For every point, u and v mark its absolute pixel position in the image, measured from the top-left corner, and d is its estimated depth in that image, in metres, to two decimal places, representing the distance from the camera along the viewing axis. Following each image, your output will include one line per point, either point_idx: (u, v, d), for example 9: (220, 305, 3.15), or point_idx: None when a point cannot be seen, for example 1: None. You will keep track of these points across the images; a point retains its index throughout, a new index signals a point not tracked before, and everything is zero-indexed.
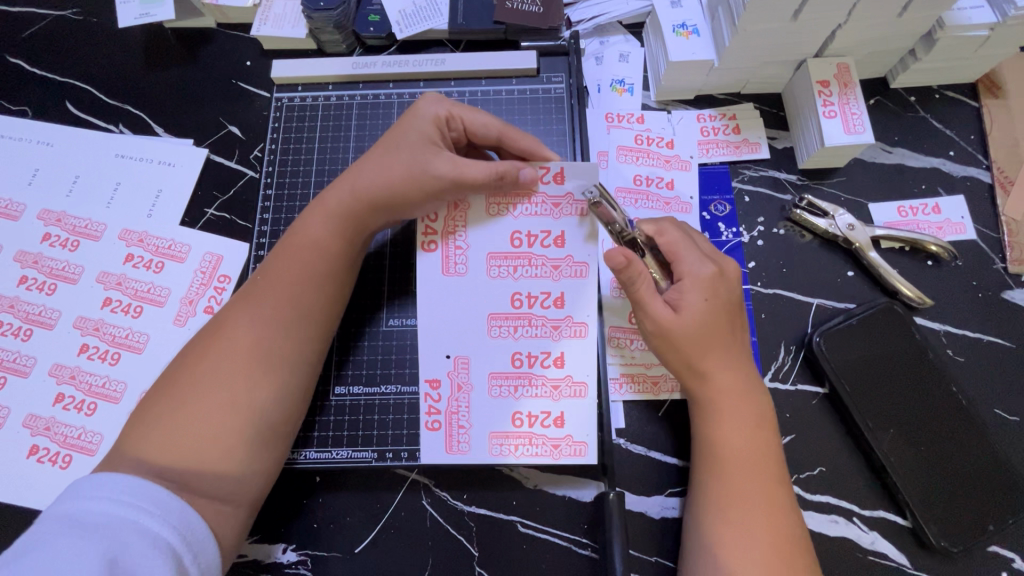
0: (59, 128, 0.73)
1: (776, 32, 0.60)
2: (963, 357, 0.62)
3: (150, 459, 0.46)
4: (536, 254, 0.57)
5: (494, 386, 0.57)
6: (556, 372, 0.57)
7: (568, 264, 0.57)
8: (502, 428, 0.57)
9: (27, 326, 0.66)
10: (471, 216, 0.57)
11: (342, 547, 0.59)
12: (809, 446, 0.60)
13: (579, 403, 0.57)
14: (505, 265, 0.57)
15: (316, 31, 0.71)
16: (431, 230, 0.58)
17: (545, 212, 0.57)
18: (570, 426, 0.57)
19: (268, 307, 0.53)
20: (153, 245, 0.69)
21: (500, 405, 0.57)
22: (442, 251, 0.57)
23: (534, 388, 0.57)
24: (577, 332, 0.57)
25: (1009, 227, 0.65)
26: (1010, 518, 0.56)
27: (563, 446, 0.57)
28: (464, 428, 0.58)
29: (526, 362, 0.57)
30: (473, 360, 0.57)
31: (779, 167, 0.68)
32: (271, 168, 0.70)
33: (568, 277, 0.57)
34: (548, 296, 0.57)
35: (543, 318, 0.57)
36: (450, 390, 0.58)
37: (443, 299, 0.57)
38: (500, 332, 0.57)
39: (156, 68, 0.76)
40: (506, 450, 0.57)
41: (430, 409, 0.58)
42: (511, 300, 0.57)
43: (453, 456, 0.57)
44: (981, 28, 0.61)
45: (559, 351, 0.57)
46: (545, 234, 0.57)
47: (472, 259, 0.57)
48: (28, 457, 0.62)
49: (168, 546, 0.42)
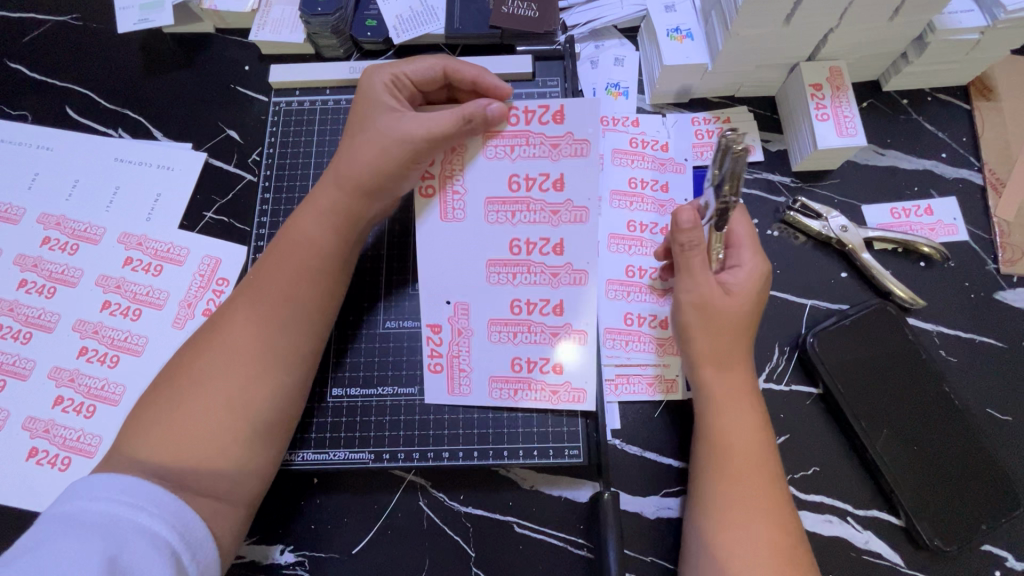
0: (59, 132, 0.74)
1: (768, 36, 0.60)
2: (955, 357, 0.63)
3: (151, 459, 0.47)
4: (535, 198, 0.58)
5: (494, 332, 0.59)
6: (554, 320, 0.58)
7: (568, 210, 0.58)
8: (503, 372, 0.59)
9: (26, 329, 0.67)
10: (468, 160, 0.58)
11: (340, 548, 0.59)
12: (803, 446, 0.60)
13: (577, 351, 0.59)
14: (503, 211, 0.58)
15: (313, 36, 0.71)
16: (429, 176, 0.58)
17: (543, 153, 0.58)
18: (569, 374, 0.59)
19: (263, 305, 0.53)
20: (152, 248, 0.69)
21: (500, 350, 0.59)
22: (440, 198, 0.58)
23: (533, 334, 0.58)
24: (578, 279, 0.58)
25: (1000, 228, 0.66)
26: (1003, 517, 0.56)
27: (563, 392, 0.59)
28: (464, 371, 0.59)
29: (525, 310, 0.58)
30: (473, 304, 0.59)
31: (772, 169, 0.69)
32: (269, 172, 0.70)
33: (568, 223, 0.58)
34: (548, 242, 0.58)
35: (542, 266, 0.58)
36: (451, 334, 0.59)
37: (442, 244, 0.58)
38: (500, 279, 0.58)
39: (155, 73, 0.76)
40: (505, 393, 0.59)
41: (432, 351, 0.60)
42: (510, 247, 0.58)
43: (456, 395, 0.60)
44: (971, 32, 0.62)
45: (559, 299, 0.58)
46: (545, 177, 0.58)
47: (471, 202, 0.58)
48: (28, 460, 0.62)
49: (167, 545, 0.43)
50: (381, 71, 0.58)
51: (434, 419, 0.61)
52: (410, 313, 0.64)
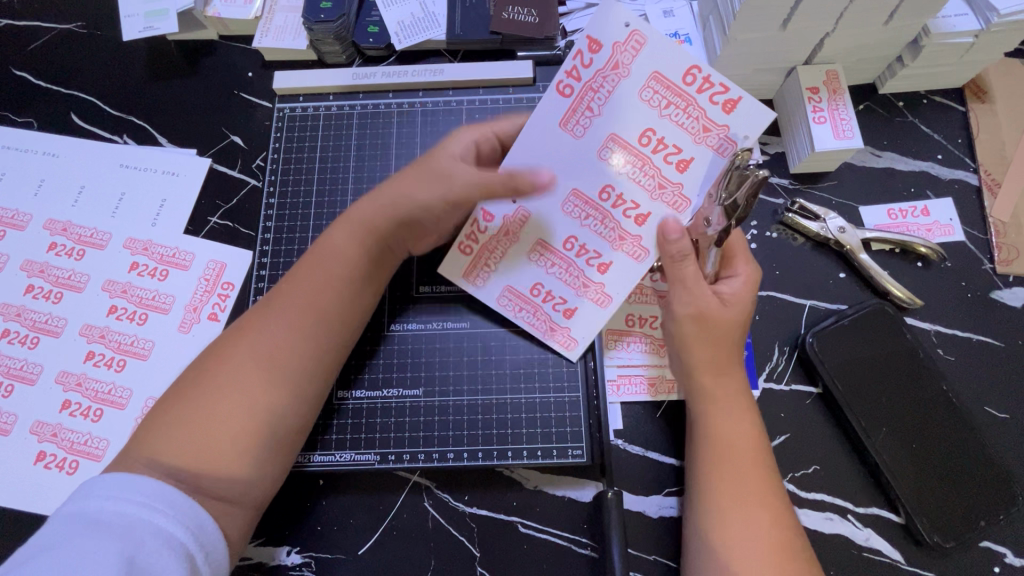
0: (64, 139, 0.74)
1: (766, 40, 0.61)
2: (952, 356, 0.63)
3: (166, 460, 0.47)
4: (654, 163, 0.54)
5: (536, 253, 0.61)
6: (594, 274, 0.60)
7: (672, 193, 0.55)
8: (522, 291, 0.62)
9: (33, 334, 0.67)
10: (621, 87, 0.54)
11: (347, 549, 0.60)
12: (803, 445, 0.61)
13: (595, 308, 0.61)
14: (618, 154, 0.55)
15: (316, 43, 0.72)
16: (574, 77, 0.54)
17: (689, 128, 0.53)
18: (575, 322, 0.62)
19: (289, 311, 0.54)
20: (157, 253, 0.70)
21: (532, 271, 0.61)
22: (574, 102, 0.55)
23: (569, 274, 0.60)
24: (634, 253, 0.57)
25: (996, 228, 0.66)
26: (1001, 513, 0.57)
27: (558, 331, 0.62)
28: (489, 268, 0.62)
29: (574, 250, 0.59)
30: (532, 220, 0.60)
31: (771, 172, 0.70)
32: (274, 177, 0.71)
33: (664, 203, 0.55)
34: (635, 209, 0.56)
35: (617, 223, 0.57)
36: (498, 232, 0.61)
37: (544, 144, 0.56)
38: (571, 211, 0.58)
39: (159, 80, 0.77)
40: (510, 307, 0.63)
41: (470, 235, 0.62)
42: (599, 190, 0.56)
43: (468, 283, 0.63)
44: (965, 35, 0.63)
45: (609, 258, 0.59)
46: (675, 151, 0.54)
47: (595, 128, 0.55)
48: (35, 464, 0.63)
49: (181, 547, 0.43)
50: (458, 141, 0.58)
51: (439, 420, 0.62)
52: (415, 317, 0.65)
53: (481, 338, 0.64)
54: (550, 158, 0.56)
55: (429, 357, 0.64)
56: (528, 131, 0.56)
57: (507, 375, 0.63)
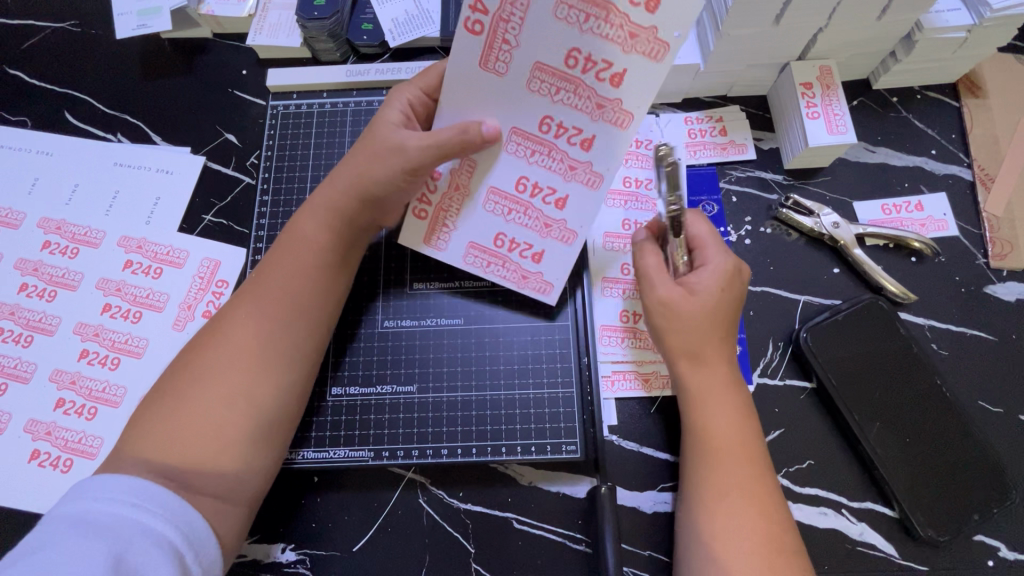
0: (58, 138, 0.74)
1: (759, 36, 0.61)
2: (946, 350, 0.63)
3: (156, 459, 0.48)
4: (587, 83, 0.52)
5: (490, 202, 0.59)
6: (552, 211, 0.58)
7: (613, 109, 0.52)
8: (484, 243, 0.61)
9: (27, 333, 0.67)
10: (532, 11, 0.50)
11: (341, 546, 0.60)
12: (797, 440, 0.61)
13: (559, 246, 0.60)
14: (547, 82, 0.52)
15: (310, 40, 0.72)
16: (481, 8, 0.50)
17: (615, 38, 0.50)
18: (545, 265, 0.61)
19: (280, 310, 0.54)
20: (151, 251, 0.70)
21: (489, 220, 0.60)
22: (486, 38, 0.51)
23: (527, 218, 0.59)
24: (590, 181, 0.56)
25: (990, 223, 0.67)
26: (995, 507, 0.57)
27: (530, 279, 0.62)
28: (447, 229, 0.61)
29: (528, 191, 0.58)
30: (480, 167, 0.57)
31: (765, 168, 0.70)
32: (268, 174, 0.71)
33: (607, 121, 0.53)
34: (579, 133, 0.54)
35: (565, 153, 0.55)
36: (447, 187, 0.59)
37: (467, 86, 0.53)
38: (517, 150, 0.56)
39: (153, 78, 0.77)
40: (477, 262, 0.62)
41: (422, 197, 0.60)
42: (539, 121, 0.54)
43: (429, 247, 0.61)
44: (959, 30, 0.63)
45: (564, 193, 0.57)
46: (606, 65, 0.51)
47: (517, 61, 0.52)
48: (30, 462, 0.63)
49: (171, 546, 0.44)
50: (391, 109, 0.59)
51: (433, 416, 0.62)
52: (409, 314, 0.65)
53: (474, 334, 0.64)
54: (480, 100, 0.54)
55: (422, 353, 0.64)
56: (450, 74, 0.53)
57: (501, 371, 0.63)
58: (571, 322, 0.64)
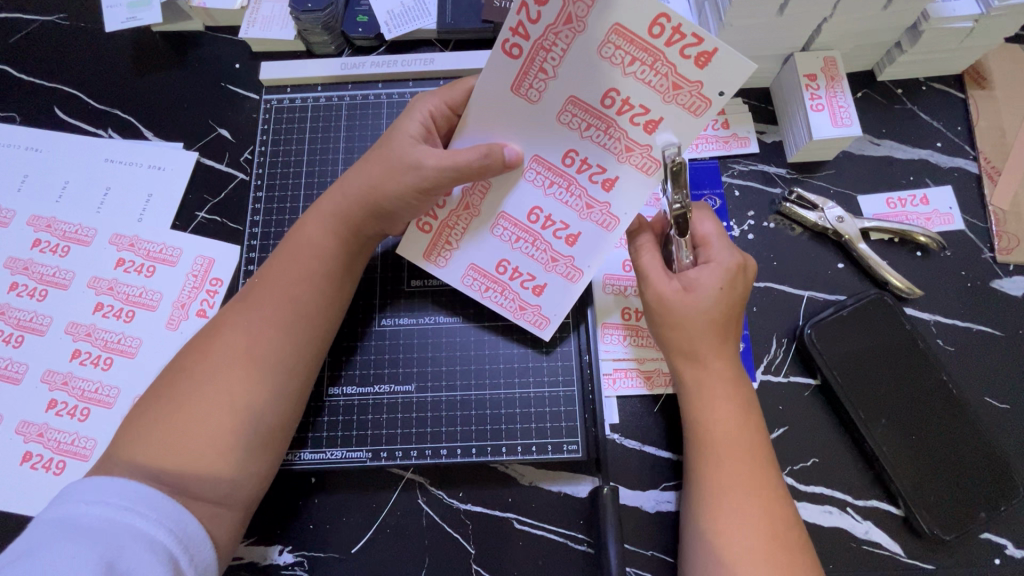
0: (47, 134, 0.73)
1: (762, 26, 0.60)
2: (952, 346, 0.63)
3: (148, 462, 0.47)
4: (619, 125, 0.50)
5: (502, 229, 0.58)
6: (562, 247, 0.57)
7: (640, 155, 0.51)
8: (485, 267, 0.60)
9: (18, 333, 0.66)
10: (576, 45, 0.48)
11: (340, 548, 0.59)
12: (801, 438, 0.60)
13: (564, 283, 0.59)
14: (578, 117, 0.51)
15: (304, 33, 0.71)
16: (521, 33, 0.48)
17: (658, 86, 0.48)
18: (544, 299, 0.60)
19: (276, 309, 0.53)
20: (144, 249, 0.69)
21: (496, 247, 0.59)
22: (522, 64, 0.49)
23: (535, 249, 0.58)
24: (604, 222, 0.55)
25: (997, 217, 0.66)
26: (1002, 504, 0.56)
27: (528, 310, 0.60)
28: (450, 246, 0.59)
29: (539, 222, 0.57)
30: (494, 190, 0.56)
31: (768, 161, 0.69)
32: (261, 170, 0.70)
33: (632, 165, 0.52)
34: (601, 172, 0.53)
35: (583, 189, 0.54)
36: (456, 206, 0.58)
37: (497, 110, 0.52)
38: (534, 179, 0.55)
39: (144, 72, 0.75)
40: (476, 284, 0.61)
41: (428, 212, 0.58)
42: (563, 154, 0.53)
43: (429, 263, 0.60)
44: (965, 20, 0.62)
45: (577, 230, 0.56)
46: (642, 111, 0.49)
47: (551, 91, 0.50)
48: (22, 464, 0.62)
49: (164, 550, 0.43)
50: (411, 120, 0.57)
51: (432, 415, 0.61)
52: (407, 312, 0.64)
53: (473, 332, 0.63)
54: (508, 125, 0.53)
55: (421, 352, 0.63)
56: (480, 97, 0.52)
57: (501, 370, 0.62)
58: (571, 319, 0.63)
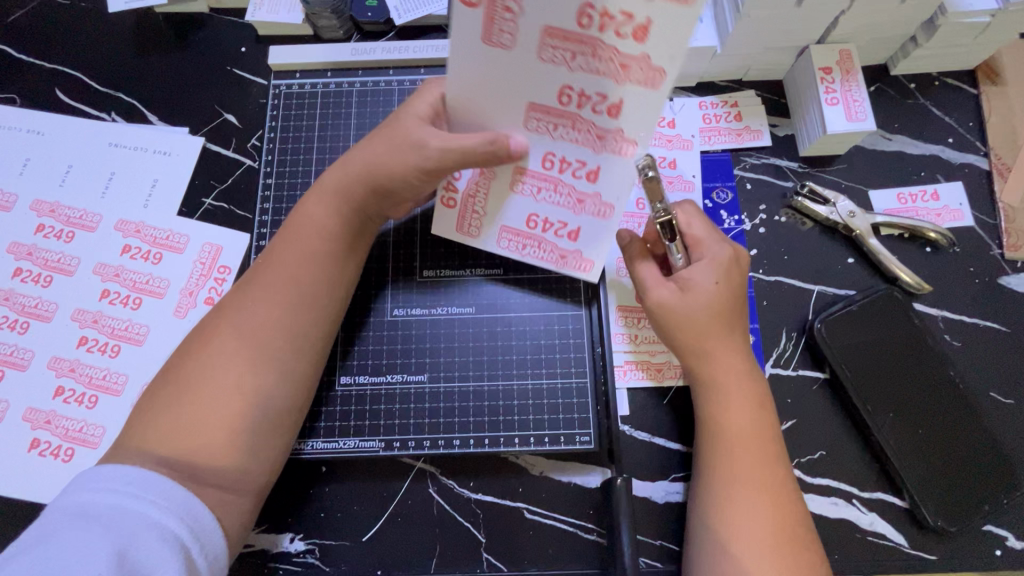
0: (49, 116, 0.71)
1: (779, 17, 0.60)
2: (959, 341, 0.63)
3: (159, 451, 0.46)
4: (606, 43, 0.45)
5: (520, 186, 0.56)
6: (586, 185, 0.54)
7: (640, 66, 0.46)
8: (517, 226, 0.59)
9: (23, 319, 0.65)
10: None
11: (351, 536, 0.59)
12: (809, 431, 0.61)
13: (597, 222, 0.56)
14: (560, 48, 0.46)
15: (313, 17, 0.70)
16: None
17: None
18: (581, 242, 0.58)
19: (287, 300, 0.53)
20: (150, 235, 0.68)
21: (521, 203, 0.58)
22: (485, 11, 0.45)
23: (558, 195, 0.55)
24: (620, 148, 0.51)
25: (1006, 213, 0.66)
26: (1004, 497, 0.57)
27: (569, 258, 0.60)
28: (477, 214, 0.60)
29: (557, 166, 0.54)
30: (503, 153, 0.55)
31: (780, 155, 0.68)
32: (271, 157, 0.69)
33: (633, 82, 0.47)
34: (604, 99, 0.48)
35: (591, 122, 0.50)
36: (472, 175, 0.58)
37: (475, 66, 0.48)
38: (539, 126, 0.51)
39: (148, 55, 0.74)
40: (515, 244, 0.60)
41: (448, 187, 0.59)
42: (557, 93, 0.49)
43: (464, 236, 0.61)
44: (982, 15, 0.61)
45: (596, 164, 0.52)
46: (627, 19, 0.44)
47: (523, 30, 0.46)
48: (30, 451, 0.62)
49: (175, 539, 0.43)
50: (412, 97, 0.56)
51: (443, 407, 0.61)
52: (420, 302, 0.64)
53: (487, 323, 0.63)
54: (495, 87, 0.49)
55: (434, 342, 0.63)
56: (457, 61, 0.48)
57: (515, 361, 0.62)
58: (584, 307, 0.64)
